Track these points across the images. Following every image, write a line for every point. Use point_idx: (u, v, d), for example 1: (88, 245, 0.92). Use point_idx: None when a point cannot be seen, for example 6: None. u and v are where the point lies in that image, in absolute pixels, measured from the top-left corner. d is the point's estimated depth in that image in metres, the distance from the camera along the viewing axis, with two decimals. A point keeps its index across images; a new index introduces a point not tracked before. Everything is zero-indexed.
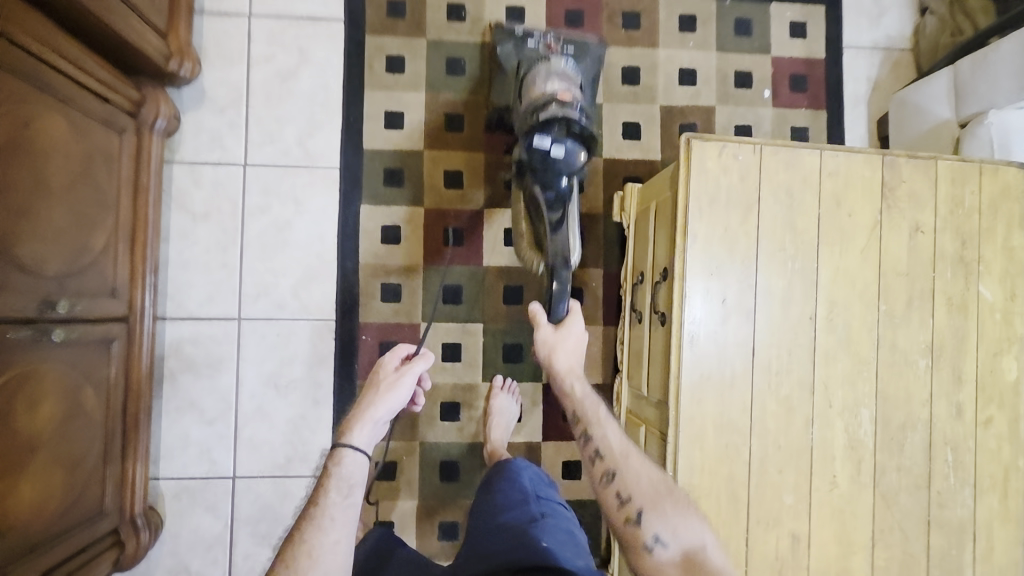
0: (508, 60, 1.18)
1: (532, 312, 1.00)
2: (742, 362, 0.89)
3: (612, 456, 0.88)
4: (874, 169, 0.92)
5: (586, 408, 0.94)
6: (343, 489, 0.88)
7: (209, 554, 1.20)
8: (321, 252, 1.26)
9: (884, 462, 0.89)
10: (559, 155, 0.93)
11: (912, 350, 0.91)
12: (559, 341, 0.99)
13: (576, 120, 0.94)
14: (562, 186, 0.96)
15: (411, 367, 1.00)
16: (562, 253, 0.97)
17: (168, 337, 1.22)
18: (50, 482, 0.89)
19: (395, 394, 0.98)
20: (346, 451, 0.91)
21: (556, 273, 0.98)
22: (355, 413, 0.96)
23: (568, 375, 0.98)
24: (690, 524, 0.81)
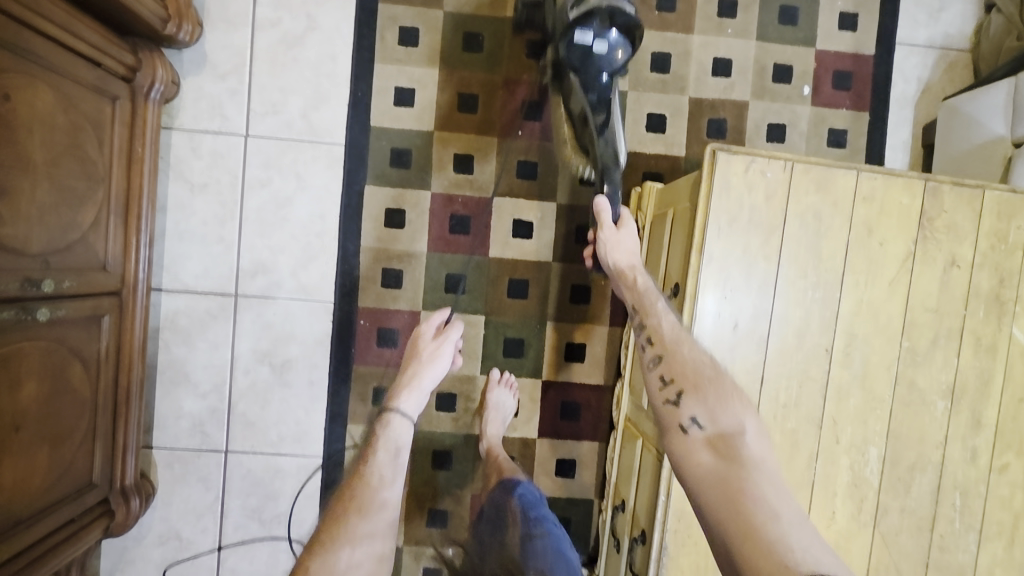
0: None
1: (597, 206, 0.97)
2: (750, 390, 0.85)
3: (662, 339, 0.83)
4: (914, 195, 0.85)
5: (644, 295, 0.90)
6: (391, 449, 0.93)
7: (199, 523, 1.22)
8: (321, 232, 1.21)
9: (888, 502, 0.86)
10: (599, 51, 0.93)
11: (932, 391, 0.86)
12: (619, 239, 0.96)
13: (621, 9, 0.92)
14: (603, 84, 0.95)
15: (449, 336, 1.07)
16: (608, 155, 0.95)
17: (164, 309, 1.20)
18: (33, 461, 0.88)
19: (436, 364, 1.04)
20: (394, 416, 0.98)
21: (607, 175, 0.96)
22: (401, 381, 1.02)
23: (630, 272, 0.94)
24: (731, 409, 0.75)
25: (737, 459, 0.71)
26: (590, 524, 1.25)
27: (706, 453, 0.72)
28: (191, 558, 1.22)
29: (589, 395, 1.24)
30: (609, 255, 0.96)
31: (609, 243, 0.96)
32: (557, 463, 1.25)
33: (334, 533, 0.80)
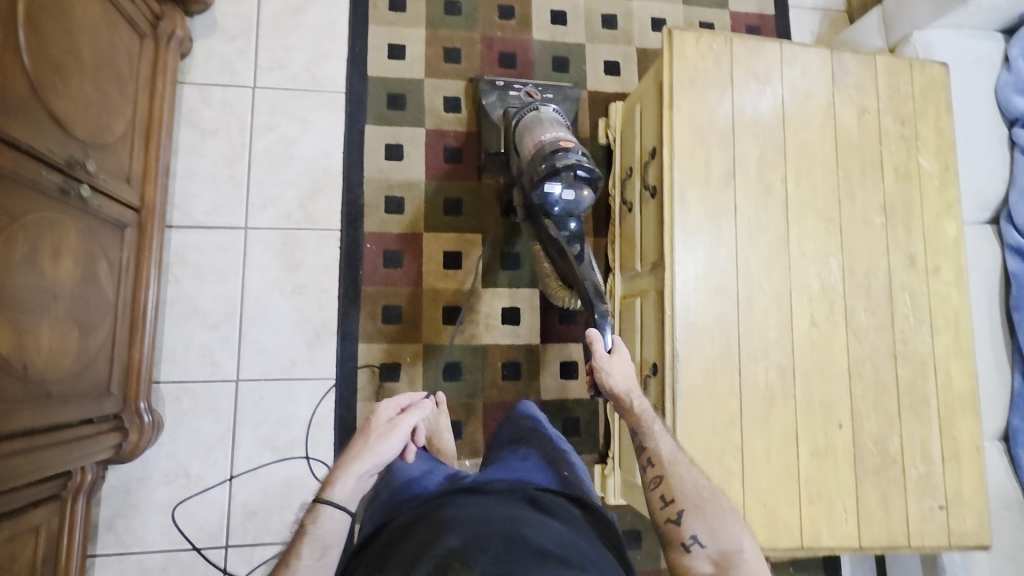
0: (494, 109, 1.29)
1: (589, 338, 0.92)
2: (726, 218, 1.00)
3: (661, 460, 0.81)
4: (824, 60, 1.07)
5: (641, 417, 0.86)
6: (313, 557, 0.67)
7: (209, 457, 1.20)
8: (327, 167, 1.33)
9: (853, 304, 1.01)
10: (568, 201, 0.99)
11: (869, 210, 1.05)
12: (612, 364, 0.90)
13: (583, 164, 0.97)
14: (571, 227, 1.02)
15: (415, 412, 0.78)
16: (591, 288, 1.00)
17: (174, 244, 1.25)
18: (66, 338, 0.89)
19: (389, 447, 0.75)
20: (324, 512, 0.70)
21: (596, 309, 0.96)
22: (339, 463, 0.74)
23: (627, 397, 0.88)
24: (728, 526, 0.73)
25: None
26: (597, 421, 1.33)
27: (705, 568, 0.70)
28: (200, 495, 1.18)
29: None
30: (606, 381, 0.89)
31: (604, 368, 0.90)
32: (561, 365, 1.34)
33: None
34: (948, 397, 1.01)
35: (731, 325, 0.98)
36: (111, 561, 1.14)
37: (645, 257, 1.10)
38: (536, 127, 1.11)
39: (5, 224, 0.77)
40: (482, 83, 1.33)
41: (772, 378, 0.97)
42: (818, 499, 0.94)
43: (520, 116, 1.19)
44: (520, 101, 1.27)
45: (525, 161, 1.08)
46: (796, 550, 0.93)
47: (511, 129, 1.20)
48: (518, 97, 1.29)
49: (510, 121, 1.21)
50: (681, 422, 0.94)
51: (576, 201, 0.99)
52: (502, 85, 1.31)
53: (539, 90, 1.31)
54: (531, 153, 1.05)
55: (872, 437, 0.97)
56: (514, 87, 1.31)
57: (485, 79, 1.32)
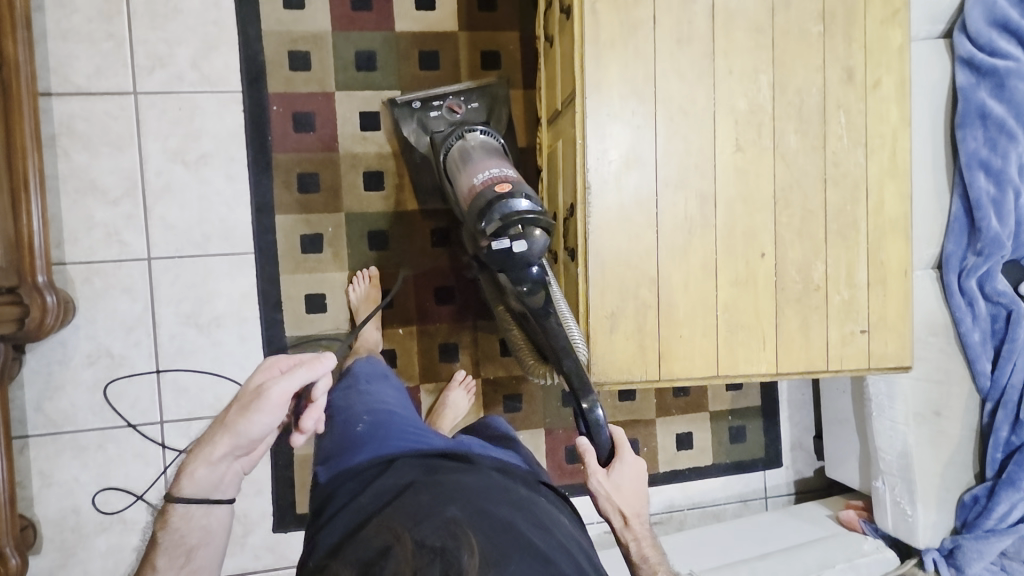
0: (419, 139, 1.18)
1: (580, 449, 0.79)
2: (644, 34, 0.90)
3: None
4: None
5: (640, 558, 0.80)
6: (177, 559, 0.69)
7: (130, 336, 1.16)
8: (218, 20, 1.18)
9: (783, 126, 0.94)
10: (524, 252, 0.83)
11: (807, 19, 0.94)
12: (615, 481, 0.79)
13: (526, 207, 0.83)
14: (534, 271, 0.85)
15: (263, 396, 0.64)
16: (571, 364, 0.81)
17: (57, 115, 1.14)
18: None
19: (246, 429, 0.65)
20: (181, 508, 0.69)
21: (582, 392, 0.79)
22: (191, 452, 0.69)
23: (626, 523, 0.80)
24: None
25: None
26: None
27: None
28: (128, 374, 1.16)
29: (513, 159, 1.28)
30: (605, 505, 0.80)
31: (606, 491, 0.79)
32: None
33: None
34: (879, 221, 0.96)
35: (648, 152, 0.91)
36: (45, 442, 1.14)
37: (563, 93, 1.00)
38: (471, 164, 1.01)
39: None
40: (396, 104, 1.18)
41: (691, 208, 0.91)
42: (736, 328, 0.92)
43: (447, 150, 1.10)
44: (445, 121, 1.16)
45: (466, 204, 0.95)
46: (712, 377, 0.93)
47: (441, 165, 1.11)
48: (440, 117, 1.17)
49: (437, 152, 1.13)
50: (594, 257, 0.89)
51: (531, 251, 0.83)
52: (419, 104, 1.17)
53: (462, 100, 1.18)
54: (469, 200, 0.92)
55: (796, 264, 0.94)
56: (434, 103, 1.17)
57: (399, 101, 1.17)
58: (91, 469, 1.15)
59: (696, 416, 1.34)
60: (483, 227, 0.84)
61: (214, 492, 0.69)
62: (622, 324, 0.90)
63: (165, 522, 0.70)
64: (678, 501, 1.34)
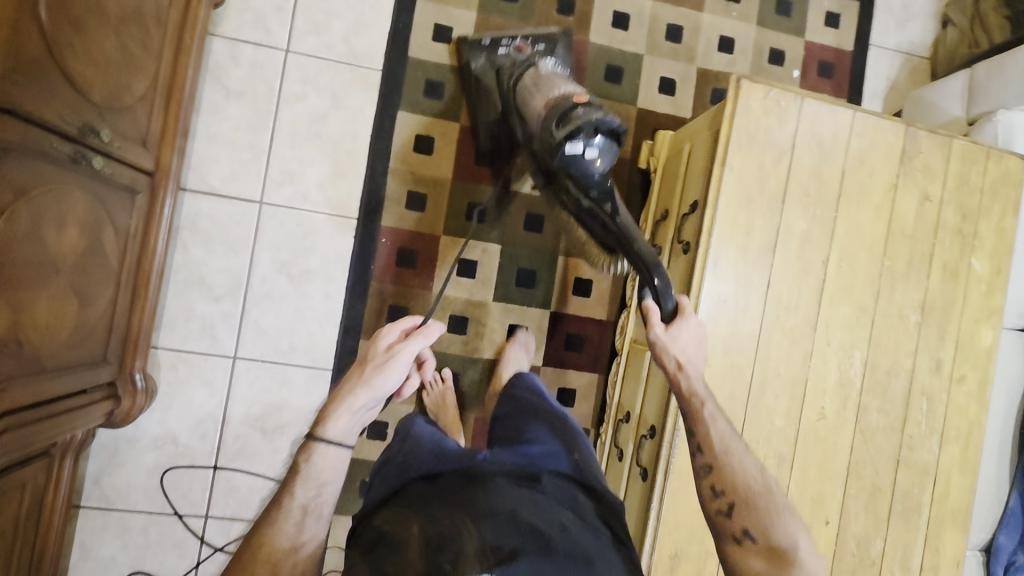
0: (486, 73, 1.24)
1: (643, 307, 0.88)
2: (758, 294, 0.95)
3: (712, 447, 0.81)
4: (898, 135, 0.99)
5: (692, 398, 0.82)
6: (310, 489, 0.73)
7: (198, 428, 1.20)
8: (352, 150, 1.26)
9: (868, 402, 0.98)
10: (594, 160, 0.94)
11: (907, 306, 0.99)
12: (674, 333, 0.86)
13: (603, 117, 0.93)
14: (605, 184, 0.96)
15: (405, 347, 0.84)
16: (643, 247, 0.92)
17: (186, 209, 1.20)
18: (63, 312, 0.86)
19: (382, 381, 0.81)
20: (320, 447, 0.75)
21: (655, 267, 0.89)
22: (331, 399, 0.79)
23: (678, 372, 0.84)
24: (788, 524, 0.74)
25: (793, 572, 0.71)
26: None
27: (758, 563, 0.72)
28: (187, 463, 1.20)
29: (592, 329, 1.33)
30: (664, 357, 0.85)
31: (666, 343, 0.85)
32: (558, 391, 1.32)
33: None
34: (941, 509, 0.99)
35: (739, 404, 0.94)
36: (94, 514, 1.17)
37: None
38: (545, 83, 1.06)
39: (10, 198, 0.72)
40: (468, 43, 1.26)
41: (768, 466, 0.95)
42: None
43: (519, 76, 1.13)
44: (512, 58, 1.19)
45: (538, 116, 1.01)
46: None
47: (508, 89, 1.15)
48: (507, 54, 1.21)
49: (504, 79, 1.16)
50: (668, 497, 0.94)
51: (599, 160, 0.94)
52: (490, 44, 1.24)
53: (530, 41, 1.23)
54: (545, 110, 1.00)
55: (857, 537, 0.97)
56: (502, 44, 1.23)
57: (470, 39, 1.25)
58: (130, 549, 1.18)
59: None
60: (556, 132, 0.94)
61: (346, 439, 0.77)
62: (682, 565, 0.95)
63: (304, 461, 0.75)
64: None
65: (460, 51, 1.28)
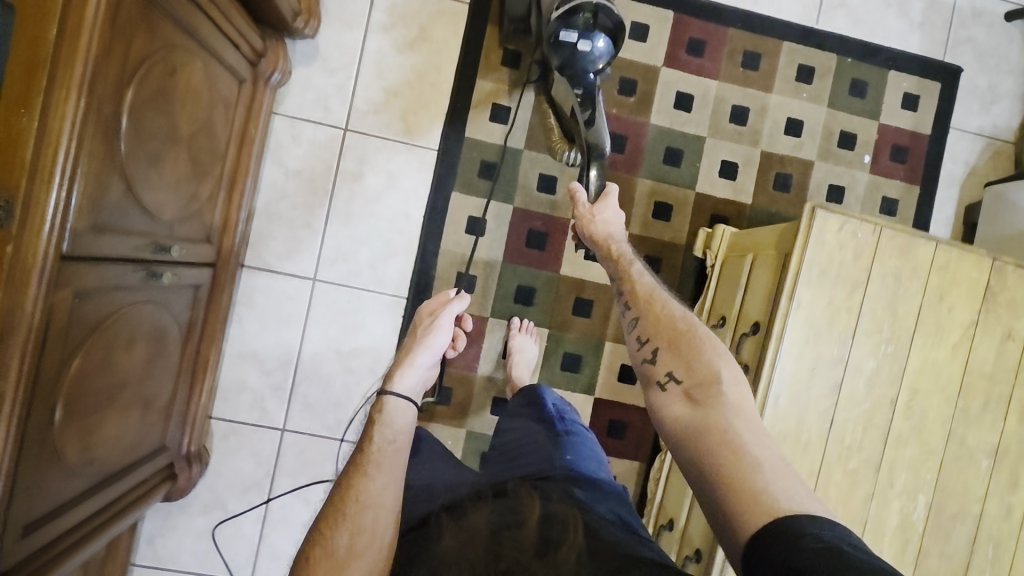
0: None
1: (570, 190, 0.98)
2: (820, 431, 0.92)
3: (637, 298, 0.84)
4: (982, 271, 0.93)
5: (620, 259, 0.90)
6: (387, 435, 0.80)
7: (246, 496, 1.24)
8: (405, 229, 1.26)
9: (929, 547, 0.94)
10: (585, 52, 0.96)
11: (978, 449, 0.95)
12: (599, 210, 0.96)
13: (604, 9, 0.95)
14: (589, 85, 1.00)
15: (448, 308, 1.00)
16: (597, 140, 1.02)
17: (242, 286, 1.23)
18: (130, 419, 0.90)
19: (433, 340, 0.95)
20: (392, 400, 0.85)
21: (594, 156, 1.02)
22: (397, 362, 0.92)
23: (606, 240, 0.93)
24: (704, 361, 0.74)
25: (713, 409, 0.70)
26: None
27: (679, 406, 0.72)
28: (236, 529, 1.24)
29: (636, 417, 1.31)
30: (588, 227, 0.95)
31: (589, 217, 0.96)
32: None
33: (330, 522, 0.70)
34: None
35: None
36: (146, 572, 1.22)
37: None
38: None
39: (87, 333, 0.75)
40: None
41: None
42: None
43: None
44: None
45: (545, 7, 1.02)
46: None
47: None
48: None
49: None
50: None
51: (595, 54, 0.97)
52: None
53: None
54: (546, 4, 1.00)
55: None
56: None
57: None
58: None
59: None
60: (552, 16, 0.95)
61: (414, 395, 0.88)
62: None
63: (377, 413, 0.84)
64: None
65: None
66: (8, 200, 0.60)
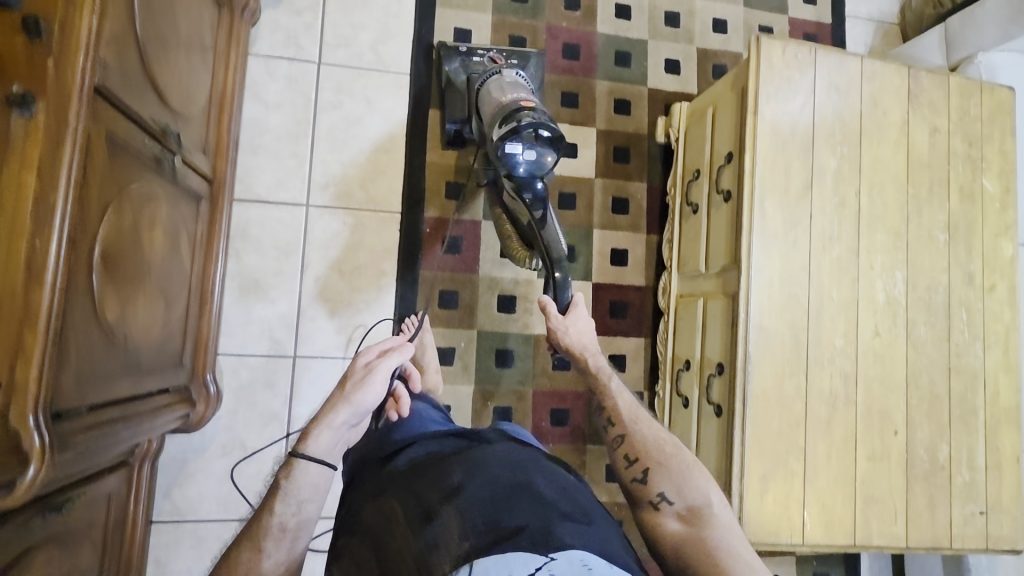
0: (457, 74, 1.27)
1: (541, 303, 0.97)
2: (805, 227, 1.02)
3: (622, 421, 0.88)
4: (902, 77, 1.09)
5: (599, 377, 0.95)
6: (290, 506, 0.72)
7: (266, 430, 1.22)
8: (390, 149, 1.32)
9: (915, 317, 1.05)
10: (530, 161, 0.98)
11: (934, 227, 1.07)
12: (570, 324, 0.98)
13: (546, 126, 0.95)
14: (537, 190, 1.01)
15: (386, 359, 0.81)
16: (557, 251, 1.01)
17: (236, 218, 1.24)
18: (155, 311, 0.89)
19: (362, 398, 0.78)
20: (301, 464, 0.74)
21: (557, 263, 1.00)
22: (314, 416, 0.78)
23: (581, 354, 0.97)
24: (694, 482, 0.78)
25: (705, 529, 0.75)
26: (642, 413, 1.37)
27: (674, 523, 0.76)
28: (259, 467, 1.21)
29: (633, 295, 1.39)
30: (562, 339, 0.97)
31: (560, 329, 0.98)
32: (609, 358, 1.37)
33: None
34: (993, 410, 1.06)
35: (801, 332, 1.00)
36: (167, 528, 1.17)
37: (711, 260, 1.13)
38: (497, 91, 1.09)
39: (115, 192, 0.75)
40: (444, 45, 1.30)
41: (835, 385, 1.00)
42: (872, 502, 0.99)
43: (484, 82, 1.15)
44: (485, 67, 1.24)
45: (488, 117, 1.06)
46: (849, 547, 0.98)
47: (474, 94, 1.16)
48: (482, 63, 1.28)
49: (472, 84, 1.19)
50: (750, 423, 0.97)
51: (537, 161, 0.98)
52: (466, 50, 1.29)
53: (505, 56, 1.27)
54: (492, 112, 1.04)
55: (924, 444, 1.03)
56: (479, 53, 1.28)
57: (447, 43, 1.30)
58: (207, 559, 1.18)
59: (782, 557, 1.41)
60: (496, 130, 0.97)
61: (330, 458, 0.76)
62: (772, 488, 0.96)
63: (285, 476, 0.74)
64: None
65: (436, 54, 1.33)
66: (45, 17, 0.62)
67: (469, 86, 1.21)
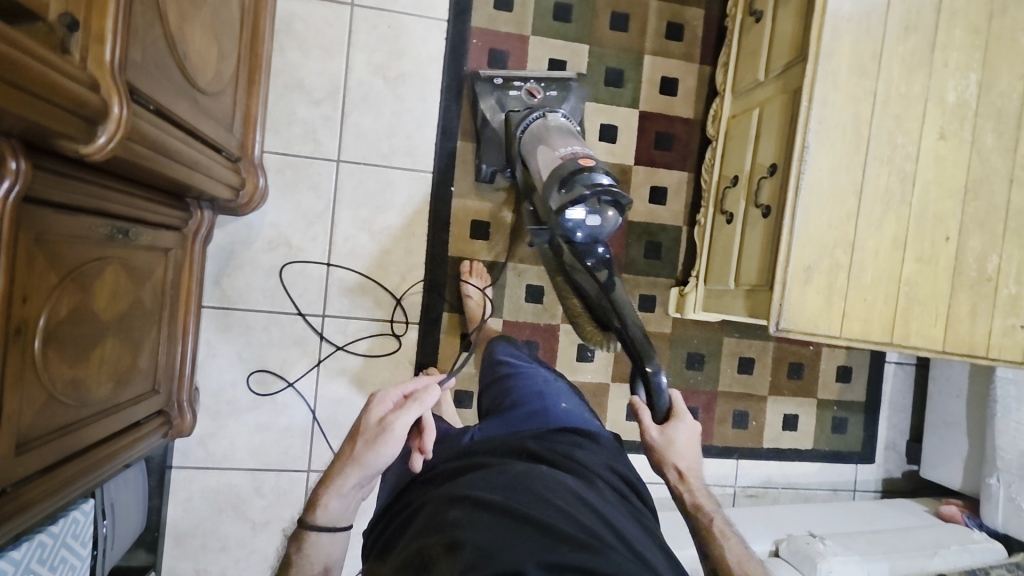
0: (493, 112, 1.18)
1: (632, 406, 0.92)
2: (880, 12, 0.96)
3: (730, 572, 0.84)
4: None
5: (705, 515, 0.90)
6: None
7: (309, 231, 1.23)
8: None
9: (984, 124, 1.00)
10: (592, 226, 0.97)
11: (1017, 31, 1.01)
12: (671, 438, 0.92)
13: (609, 186, 0.94)
14: (599, 253, 1.00)
15: (402, 414, 0.77)
16: (639, 333, 0.92)
17: (280, 13, 1.21)
18: (207, 53, 0.88)
19: (374, 459, 0.75)
20: (311, 537, 0.75)
21: (646, 355, 0.89)
22: (324, 480, 0.77)
23: (686, 478, 0.91)
24: None
25: None
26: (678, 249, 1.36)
27: None
28: (302, 266, 1.24)
29: (680, 128, 1.35)
30: (666, 459, 0.91)
31: (666, 449, 0.92)
32: (651, 191, 1.35)
33: None
34: None
35: (863, 126, 0.97)
36: (217, 314, 1.21)
37: (773, 65, 1.08)
38: (547, 137, 1.06)
39: None
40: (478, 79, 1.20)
41: (893, 183, 0.98)
42: (915, 303, 1.00)
43: (525, 128, 1.12)
44: (523, 103, 1.17)
45: (541, 173, 1.02)
46: (884, 345, 1.00)
47: (516, 139, 1.13)
48: (518, 98, 1.18)
49: (512, 129, 1.14)
50: (801, 211, 0.95)
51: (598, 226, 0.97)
52: (502, 82, 1.19)
53: (543, 85, 1.19)
54: (548, 169, 1.00)
55: (974, 253, 1.01)
56: (516, 85, 1.18)
57: (482, 75, 1.19)
58: (254, 347, 1.23)
59: (805, 400, 1.44)
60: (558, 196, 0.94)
61: (342, 521, 0.76)
62: (816, 278, 0.97)
63: (298, 546, 0.75)
64: (775, 479, 1.44)
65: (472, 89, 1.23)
66: None
67: (508, 132, 1.15)
